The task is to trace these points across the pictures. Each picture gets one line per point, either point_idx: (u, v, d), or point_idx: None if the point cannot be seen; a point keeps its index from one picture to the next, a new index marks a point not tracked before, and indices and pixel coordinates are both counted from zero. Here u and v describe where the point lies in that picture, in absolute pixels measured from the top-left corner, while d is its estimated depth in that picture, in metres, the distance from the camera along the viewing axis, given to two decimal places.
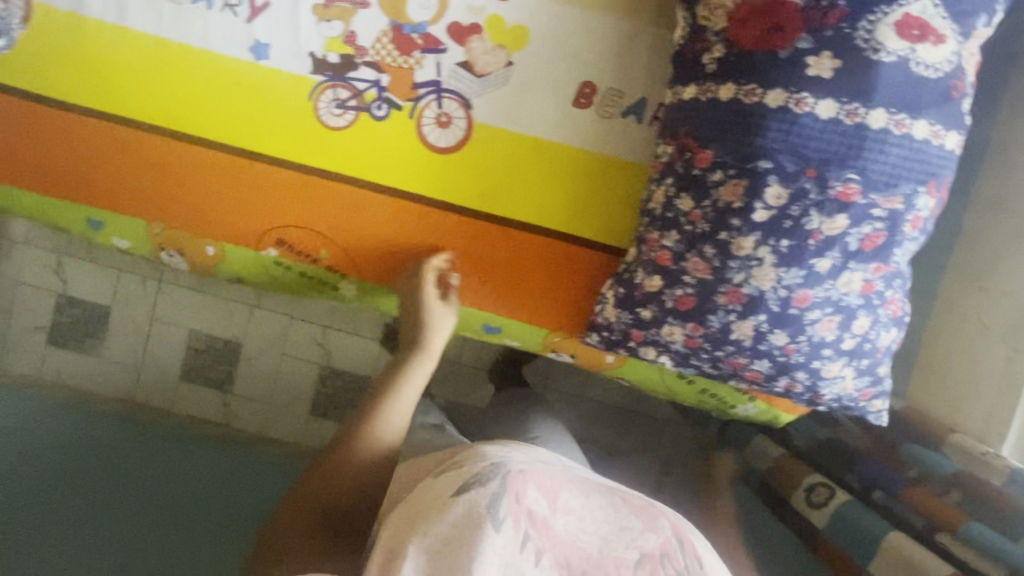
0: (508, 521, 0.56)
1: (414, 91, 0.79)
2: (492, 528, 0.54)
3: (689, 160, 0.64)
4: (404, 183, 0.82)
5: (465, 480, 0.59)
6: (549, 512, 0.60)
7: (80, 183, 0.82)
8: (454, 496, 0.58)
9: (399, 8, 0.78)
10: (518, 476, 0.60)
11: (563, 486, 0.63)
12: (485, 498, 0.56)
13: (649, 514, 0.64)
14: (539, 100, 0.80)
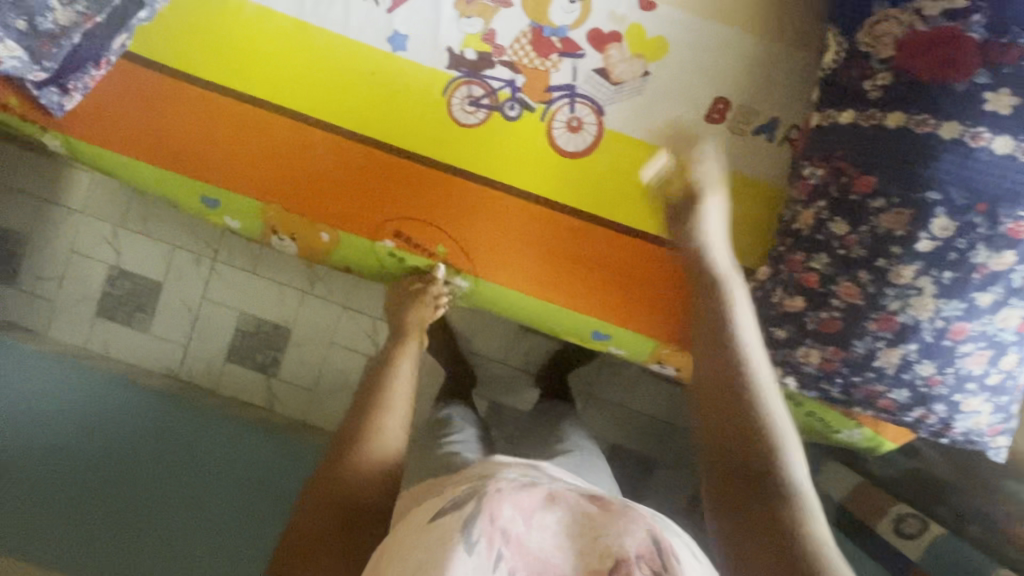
0: (482, 545, 0.43)
1: (548, 94, 0.79)
2: (464, 553, 0.42)
3: (846, 185, 0.64)
4: (528, 184, 0.81)
5: (459, 499, 0.48)
6: (524, 529, 0.45)
7: (200, 160, 0.81)
8: (429, 524, 0.46)
9: (541, 10, 0.77)
10: (495, 492, 0.47)
11: (539, 504, 0.47)
12: (464, 534, 0.43)
13: (623, 515, 0.46)
14: (671, 112, 0.80)
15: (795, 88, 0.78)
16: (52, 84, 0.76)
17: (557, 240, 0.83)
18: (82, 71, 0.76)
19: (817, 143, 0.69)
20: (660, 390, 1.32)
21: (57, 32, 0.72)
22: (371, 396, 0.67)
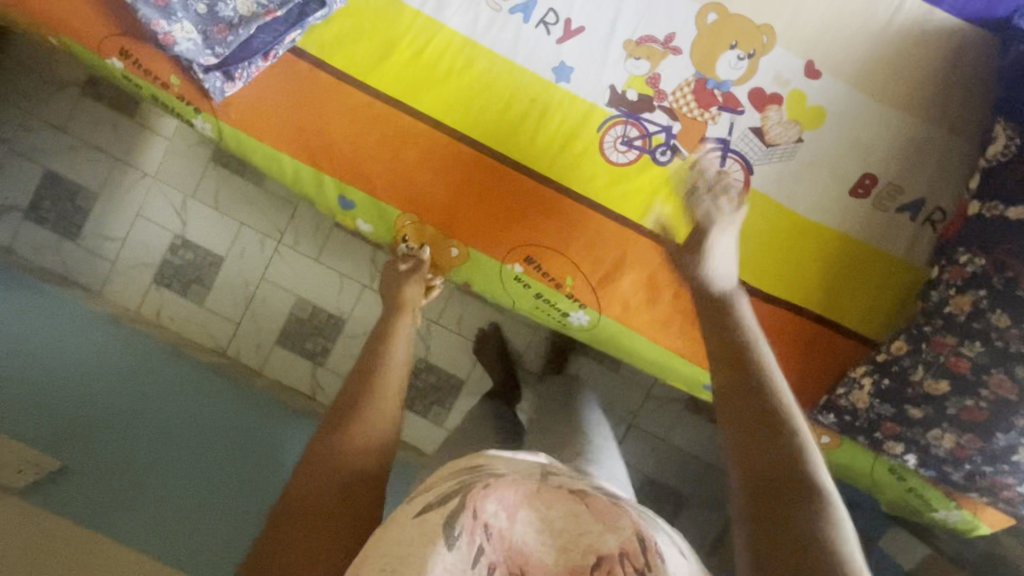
0: (462, 540, 0.38)
1: (701, 145, 0.80)
2: (444, 547, 0.37)
3: (1012, 279, 0.65)
4: (668, 230, 0.81)
5: (446, 492, 0.42)
6: (507, 522, 0.39)
7: (345, 160, 0.81)
8: (415, 518, 0.40)
9: (708, 62, 0.79)
10: (481, 491, 0.40)
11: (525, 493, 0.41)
12: (435, 501, 0.41)
13: (606, 513, 0.39)
14: (820, 178, 0.80)
15: (942, 174, 0.79)
16: (218, 71, 0.76)
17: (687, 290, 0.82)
18: (250, 62, 0.76)
19: (975, 230, 0.70)
20: None
21: (235, 20, 0.74)
22: (363, 383, 0.60)
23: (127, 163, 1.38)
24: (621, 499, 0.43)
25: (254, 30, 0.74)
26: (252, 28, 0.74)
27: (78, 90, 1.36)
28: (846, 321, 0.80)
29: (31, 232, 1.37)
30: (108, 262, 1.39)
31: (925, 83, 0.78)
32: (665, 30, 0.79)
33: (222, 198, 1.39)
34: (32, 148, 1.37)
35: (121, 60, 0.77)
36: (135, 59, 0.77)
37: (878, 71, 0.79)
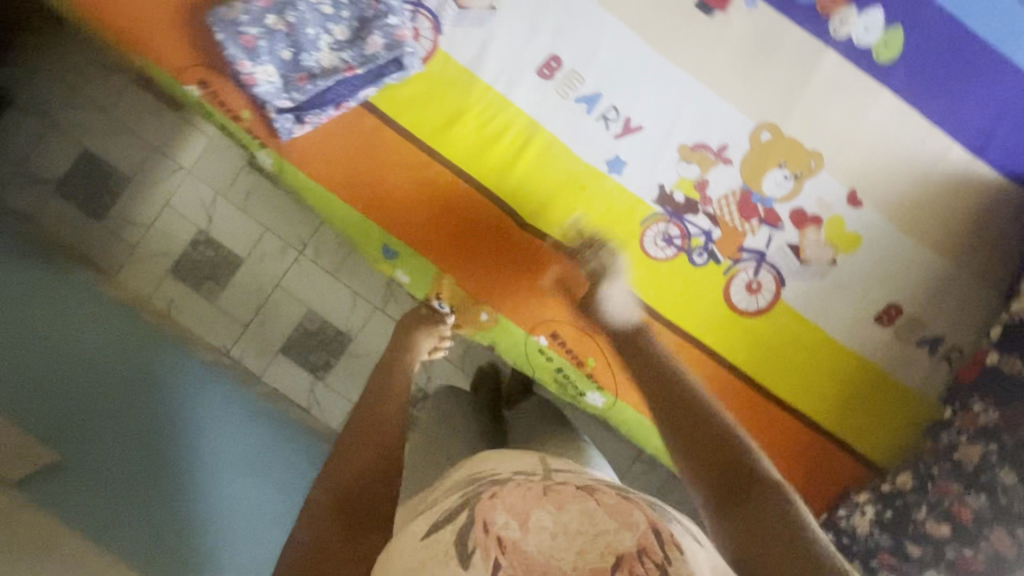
0: (476, 559, 0.38)
1: (738, 253, 0.83)
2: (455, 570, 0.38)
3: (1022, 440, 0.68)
4: (694, 328, 0.84)
5: (454, 506, 0.44)
6: (520, 535, 0.39)
7: (395, 214, 0.84)
8: (421, 542, 0.42)
9: (756, 177, 0.82)
10: (490, 501, 0.42)
11: (535, 503, 0.41)
12: (441, 521, 0.43)
13: (622, 510, 0.40)
14: (846, 301, 0.83)
15: (964, 315, 0.82)
16: (290, 113, 0.78)
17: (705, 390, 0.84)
18: (322, 109, 0.78)
19: (993, 380, 0.75)
20: None
21: (315, 71, 0.77)
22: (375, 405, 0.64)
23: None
24: (631, 494, 0.44)
25: (332, 82, 0.77)
26: (329, 79, 0.77)
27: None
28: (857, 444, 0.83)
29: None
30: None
31: (959, 228, 0.82)
32: (718, 139, 0.82)
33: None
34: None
35: (199, 88, 0.79)
36: (213, 90, 0.79)
37: (917, 209, 0.82)
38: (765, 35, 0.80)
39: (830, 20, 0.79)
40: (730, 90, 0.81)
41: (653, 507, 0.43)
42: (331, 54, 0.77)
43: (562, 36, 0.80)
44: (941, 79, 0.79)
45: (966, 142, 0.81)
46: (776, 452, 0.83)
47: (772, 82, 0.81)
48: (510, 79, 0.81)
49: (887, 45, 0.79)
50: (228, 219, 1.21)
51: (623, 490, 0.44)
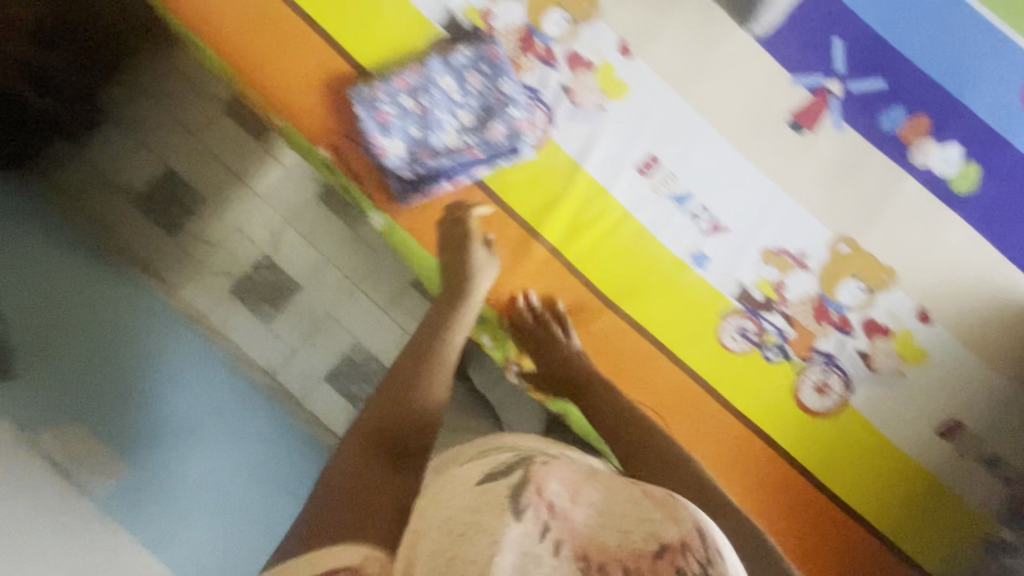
0: (528, 513, 0.43)
1: (810, 353, 0.87)
2: (509, 519, 0.43)
3: None
4: (762, 421, 0.88)
5: (509, 465, 0.50)
6: (568, 503, 0.44)
7: (489, 281, 0.90)
8: (477, 485, 0.48)
9: (832, 285, 0.87)
10: (542, 468, 0.48)
11: (584, 480, 0.47)
12: (498, 473, 0.49)
13: (671, 504, 0.43)
14: (910, 412, 0.87)
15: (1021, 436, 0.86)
16: (409, 182, 0.86)
17: (764, 479, 0.88)
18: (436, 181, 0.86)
19: None
20: None
21: (439, 148, 0.86)
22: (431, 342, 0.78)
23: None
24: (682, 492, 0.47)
25: (451, 159, 0.85)
26: (448, 156, 0.85)
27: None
28: (893, 535, 0.86)
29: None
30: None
31: (1021, 354, 0.86)
32: (798, 246, 0.88)
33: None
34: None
35: (329, 152, 0.87)
36: (342, 155, 0.87)
37: (983, 331, 0.87)
38: (849, 157, 0.87)
39: (911, 150, 0.86)
40: (813, 203, 0.87)
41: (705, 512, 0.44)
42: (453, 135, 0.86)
43: (662, 139, 0.88)
44: (1011, 216, 0.86)
45: None
46: (828, 546, 0.87)
47: (853, 200, 0.87)
48: (611, 172, 0.88)
49: (964, 179, 0.86)
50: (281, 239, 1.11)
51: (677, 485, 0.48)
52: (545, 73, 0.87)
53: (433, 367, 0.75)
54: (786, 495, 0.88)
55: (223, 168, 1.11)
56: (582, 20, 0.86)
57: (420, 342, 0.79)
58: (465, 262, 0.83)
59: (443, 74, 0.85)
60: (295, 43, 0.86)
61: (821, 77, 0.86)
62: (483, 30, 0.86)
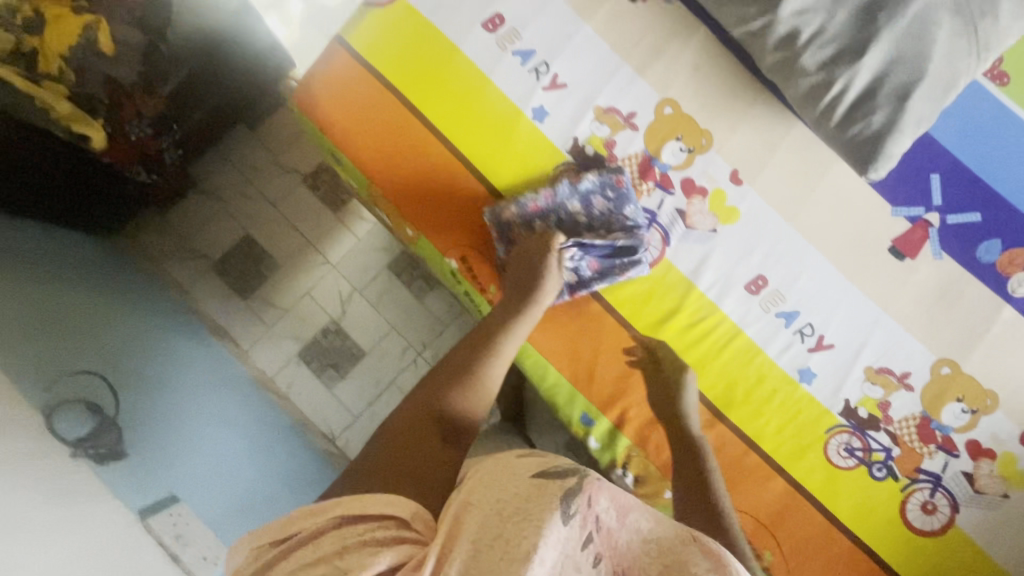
0: (577, 518, 0.46)
1: (916, 473, 0.90)
2: (560, 518, 0.45)
3: None
4: (870, 539, 0.89)
5: (562, 469, 0.50)
6: (615, 523, 0.48)
7: (600, 387, 0.95)
8: (530, 478, 0.48)
9: (936, 406, 0.91)
10: (596, 480, 0.49)
11: (637, 506, 0.51)
12: (554, 471, 0.49)
13: (720, 556, 0.44)
14: (1018, 537, 0.88)
15: None
16: None
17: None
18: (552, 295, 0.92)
19: None
20: None
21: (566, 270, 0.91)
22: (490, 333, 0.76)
23: (315, 247, 1.51)
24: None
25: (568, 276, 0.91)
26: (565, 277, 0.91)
27: (300, 179, 1.52)
28: None
29: (213, 282, 1.48)
30: (261, 324, 1.48)
31: None
32: (901, 366, 0.92)
33: (385, 300, 1.49)
34: (248, 215, 1.51)
35: (457, 262, 0.95)
36: (469, 265, 0.95)
37: None
38: (947, 283, 0.92)
39: (1008, 280, 0.91)
40: (913, 325, 0.92)
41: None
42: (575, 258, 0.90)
43: (770, 260, 0.93)
44: None
45: None
46: None
47: (953, 325, 0.91)
48: (720, 289, 0.93)
49: None
50: (360, 313, 1.49)
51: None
52: (661, 197, 0.94)
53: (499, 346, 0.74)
54: None
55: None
56: (696, 150, 0.94)
57: (485, 328, 0.77)
58: (539, 268, 0.84)
59: (570, 200, 0.92)
60: (433, 164, 0.95)
61: (920, 209, 0.93)
62: (606, 157, 0.94)
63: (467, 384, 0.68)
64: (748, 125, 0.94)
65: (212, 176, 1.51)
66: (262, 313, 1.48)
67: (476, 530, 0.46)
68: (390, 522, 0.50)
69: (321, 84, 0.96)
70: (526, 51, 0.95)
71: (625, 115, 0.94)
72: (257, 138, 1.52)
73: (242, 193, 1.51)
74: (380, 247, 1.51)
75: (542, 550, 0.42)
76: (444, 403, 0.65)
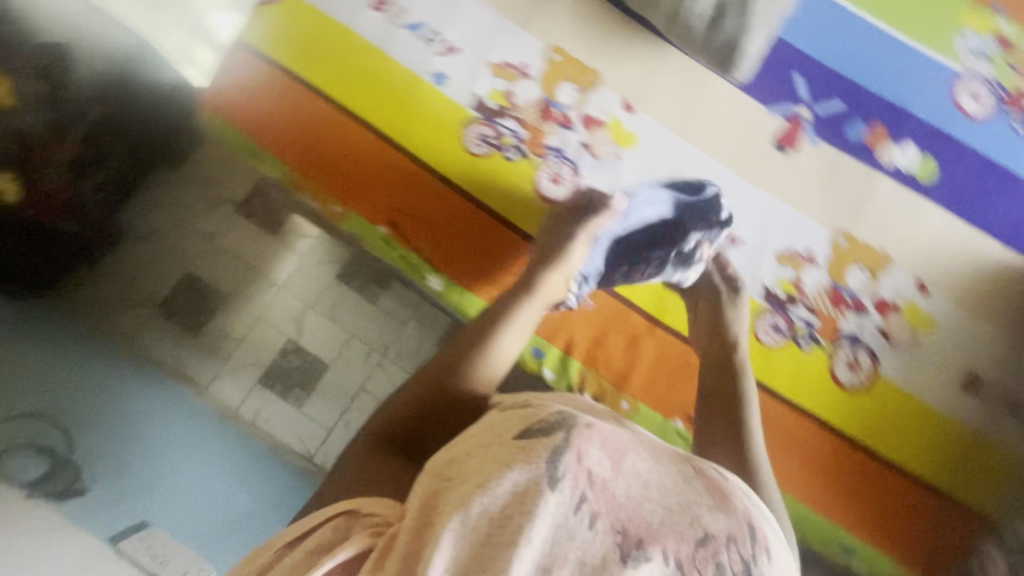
0: (566, 484, 0.55)
1: (836, 336, 0.99)
2: (547, 485, 0.54)
3: None
4: (811, 405, 0.97)
5: (547, 422, 0.61)
6: (611, 477, 0.57)
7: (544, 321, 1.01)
8: (514, 439, 0.60)
9: (840, 274, 1.01)
10: (584, 432, 0.59)
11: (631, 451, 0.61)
12: (539, 431, 0.60)
13: (721, 494, 0.59)
14: (936, 375, 0.98)
15: None
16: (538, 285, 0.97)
17: (833, 459, 0.96)
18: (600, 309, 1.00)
19: None
20: None
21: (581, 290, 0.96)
22: (486, 328, 0.84)
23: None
24: (728, 479, 0.63)
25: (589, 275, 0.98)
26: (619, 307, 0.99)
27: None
28: (949, 487, 0.95)
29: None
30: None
31: (1011, 307, 1.00)
32: (805, 245, 1.01)
33: None
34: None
35: (387, 228, 1.00)
36: (400, 229, 1.00)
37: (973, 292, 1.00)
38: (828, 165, 1.03)
39: (878, 152, 1.03)
40: (808, 209, 1.02)
41: (747, 499, 0.61)
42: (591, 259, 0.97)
43: (673, 174, 1.02)
44: (971, 193, 1.02)
45: (999, 239, 1.01)
46: (897, 515, 0.94)
47: (840, 201, 1.02)
48: None
49: (925, 168, 1.02)
50: None
51: (716, 470, 0.64)
52: (565, 134, 1.02)
53: (491, 348, 0.82)
54: (850, 469, 0.96)
55: (243, 266, 1.02)
56: (587, 88, 1.03)
57: (479, 327, 0.85)
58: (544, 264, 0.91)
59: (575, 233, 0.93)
60: (349, 142, 1.00)
61: (791, 106, 1.04)
62: (507, 107, 1.01)
63: (458, 374, 0.79)
64: (629, 60, 1.04)
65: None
66: None
67: (467, 515, 0.53)
68: (342, 517, 0.63)
69: (233, 87, 1.03)
70: (415, 23, 1.02)
71: (518, 66, 1.02)
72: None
73: None
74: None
75: (533, 528, 0.52)
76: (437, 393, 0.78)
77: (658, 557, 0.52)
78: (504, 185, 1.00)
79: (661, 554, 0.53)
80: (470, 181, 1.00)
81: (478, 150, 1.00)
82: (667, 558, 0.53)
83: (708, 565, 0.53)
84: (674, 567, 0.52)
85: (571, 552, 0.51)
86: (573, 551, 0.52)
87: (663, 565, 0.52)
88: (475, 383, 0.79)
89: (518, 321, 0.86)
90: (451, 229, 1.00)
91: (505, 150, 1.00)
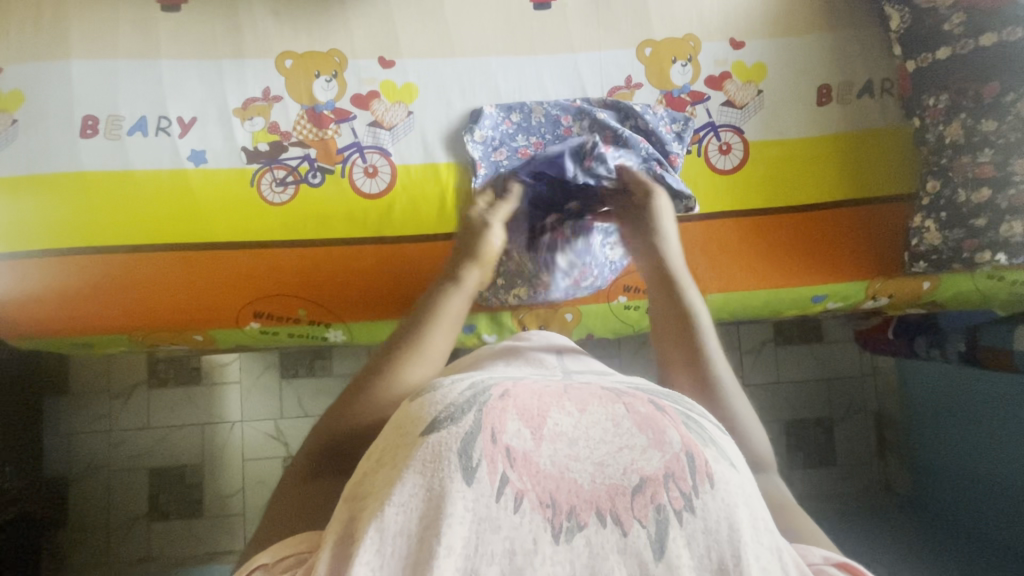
0: (483, 471, 0.37)
1: (696, 134, 0.98)
2: (461, 482, 0.37)
3: (976, 95, 0.87)
4: (714, 207, 0.98)
5: (457, 404, 0.41)
6: (533, 446, 0.39)
7: None
8: (418, 438, 0.39)
9: (665, 81, 0.99)
10: (496, 404, 0.40)
11: (556, 402, 0.42)
12: (444, 419, 0.40)
13: (653, 426, 0.40)
14: (793, 110, 0.99)
15: (870, 55, 0.99)
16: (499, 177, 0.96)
17: (766, 239, 0.97)
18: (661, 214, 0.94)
19: (928, 79, 0.91)
20: (840, 344, 1.46)
21: (526, 124, 0.97)
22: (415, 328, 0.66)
23: (213, 422, 1.36)
24: (664, 403, 0.43)
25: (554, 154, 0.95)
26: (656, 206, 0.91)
27: (147, 385, 1.36)
28: (863, 193, 0.98)
29: (166, 529, 1.33)
30: (239, 515, 1.35)
31: (815, 10, 1.00)
32: (621, 76, 0.99)
33: (308, 403, 1.37)
34: (136, 454, 1.34)
35: (257, 320, 0.94)
36: (267, 313, 0.94)
37: (779, 18, 1.00)
38: None
39: None
40: (601, 43, 0.99)
41: (687, 423, 0.42)
42: (485, 164, 0.95)
43: (468, 95, 0.98)
44: None
45: None
46: (835, 243, 0.97)
47: (622, 19, 1.00)
48: (457, 148, 0.97)
49: None
50: (297, 430, 1.36)
51: (649, 393, 0.45)
52: (349, 127, 0.95)
53: (416, 352, 0.63)
54: (781, 234, 0.97)
55: None
56: (338, 70, 0.96)
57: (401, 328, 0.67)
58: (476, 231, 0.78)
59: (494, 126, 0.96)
60: (162, 275, 0.91)
61: None
62: (280, 139, 0.94)
63: (386, 380, 0.60)
64: (359, 20, 0.97)
65: (73, 454, 1.34)
66: (225, 511, 1.34)
67: (384, 531, 0.36)
68: None
69: (7, 299, 0.89)
70: (137, 123, 0.92)
71: (263, 94, 0.94)
72: (74, 395, 1.35)
73: (106, 441, 1.34)
74: (264, 367, 1.37)
75: (449, 535, 0.36)
76: (365, 403, 0.58)
77: (592, 520, 0.37)
78: (329, 211, 0.94)
79: (596, 515, 0.37)
80: (297, 230, 0.93)
81: (283, 197, 0.93)
82: (605, 518, 0.37)
83: (649, 513, 0.37)
84: (616, 525, 0.37)
85: (497, 546, 0.36)
86: (499, 544, 0.36)
87: (603, 528, 0.37)
88: (377, 402, 0.58)
89: (440, 329, 0.67)
90: (313, 283, 0.93)
91: (308, 179, 0.94)
